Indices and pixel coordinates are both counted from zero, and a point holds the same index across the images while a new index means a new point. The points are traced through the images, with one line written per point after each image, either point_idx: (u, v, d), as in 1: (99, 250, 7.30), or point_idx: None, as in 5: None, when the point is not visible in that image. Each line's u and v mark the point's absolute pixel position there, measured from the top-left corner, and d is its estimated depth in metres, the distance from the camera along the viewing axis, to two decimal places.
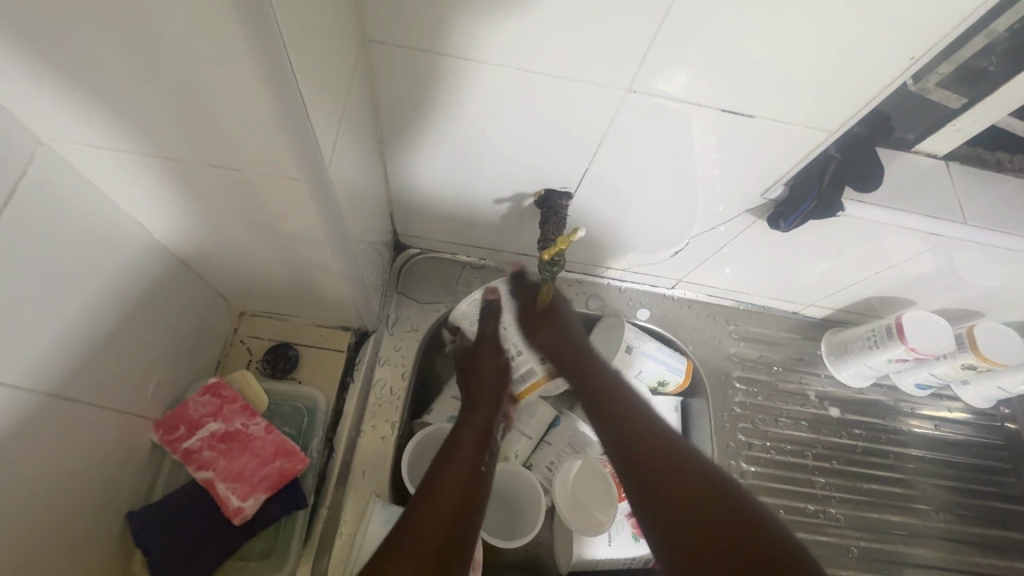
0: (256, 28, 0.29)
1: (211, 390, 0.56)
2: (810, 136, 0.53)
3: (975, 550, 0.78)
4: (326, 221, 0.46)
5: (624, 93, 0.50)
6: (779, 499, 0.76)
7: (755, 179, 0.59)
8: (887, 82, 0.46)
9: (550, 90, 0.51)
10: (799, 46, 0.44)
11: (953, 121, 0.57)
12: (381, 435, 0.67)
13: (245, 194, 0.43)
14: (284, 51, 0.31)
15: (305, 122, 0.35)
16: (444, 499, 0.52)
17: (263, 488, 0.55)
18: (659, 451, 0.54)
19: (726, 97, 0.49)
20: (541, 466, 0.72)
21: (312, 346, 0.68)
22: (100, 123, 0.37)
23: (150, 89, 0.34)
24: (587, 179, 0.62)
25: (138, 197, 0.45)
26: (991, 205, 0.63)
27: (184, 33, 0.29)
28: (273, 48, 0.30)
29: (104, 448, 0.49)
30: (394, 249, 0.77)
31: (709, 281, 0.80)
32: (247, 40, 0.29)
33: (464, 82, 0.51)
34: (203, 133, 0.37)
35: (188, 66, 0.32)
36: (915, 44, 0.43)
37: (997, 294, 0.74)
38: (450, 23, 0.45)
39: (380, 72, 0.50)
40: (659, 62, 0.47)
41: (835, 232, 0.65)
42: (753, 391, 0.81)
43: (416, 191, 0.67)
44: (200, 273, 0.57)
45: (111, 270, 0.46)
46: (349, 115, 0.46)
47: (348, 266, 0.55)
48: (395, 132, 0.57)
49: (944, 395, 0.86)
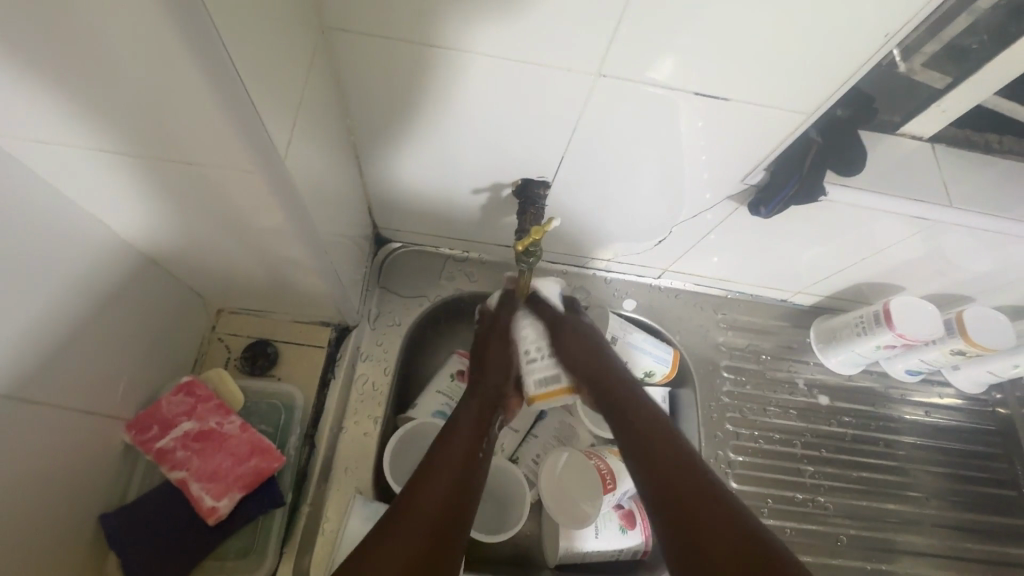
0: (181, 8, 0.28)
1: (184, 389, 0.56)
2: (788, 120, 0.52)
3: (967, 536, 0.78)
4: (291, 215, 0.45)
5: (596, 78, 0.49)
6: (768, 488, 0.75)
7: (736, 164, 0.58)
8: (862, 62, 0.45)
9: (521, 77, 0.49)
10: (774, 25, 0.42)
11: (937, 101, 0.56)
12: (363, 430, 0.66)
13: (205, 190, 0.42)
14: (220, 43, 0.30)
15: (252, 115, 0.34)
16: (435, 492, 0.52)
17: (238, 487, 0.54)
18: (680, 473, 0.54)
19: (701, 81, 0.48)
20: (527, 460, 0.72)
21: (291, 343, 0.67)
22: (45, 121, 0.36)
23: (90, 83, 0.32)
24: (565, 168, 0.60)
25: (96, 197, 0.44)
26: (978, 187, 0.62)
27: (112, 19, 0.28)
28: (207, 38, 0.30)
29: (72, 452, 0.48)
30: (374, 243, 0.76)
31: (696, 270, 0.79)
32: (178, 28, 0.29)
33: (433, 70, 0.49)
34: (152, 126, 0.36)
35: (124, 56, 0.30)
36: (892, 21, 0.42)
37: (986, 277, 0.72)
38: (414, 9, 0.43)
39: (345, 61, 0.49)
40: (631, 46, 0.45)
41: (819, 218, 0.64)
42: (741, 380, 0.80)
43: (392, 184, 0.65)
44: (171, 271, 0.56)
45: (74, 270, 0.45)
46: (310, 105, 0.44)
47: (321, 261, 0.54)
48: (367, 123, 0.56)
49: (936, 381, 0.85)
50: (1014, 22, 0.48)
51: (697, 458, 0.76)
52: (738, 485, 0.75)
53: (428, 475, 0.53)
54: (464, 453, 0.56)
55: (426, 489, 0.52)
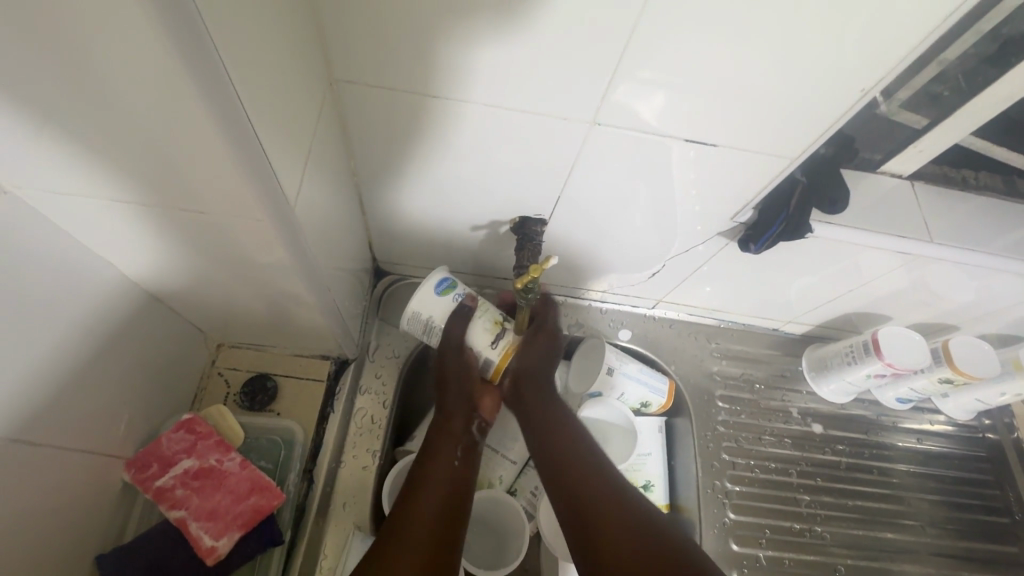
0: (202, 69, 0.29)
1: (185, 426, 0.56)
2: (774, 162, 0.54)
3: (963, 565, 0.78)
4: (293, 252, 0.46)
5: (591, 125, 0.51)
6: (765, 518, 0.76)
7: (725, 203, 0.60)
8: (843, 112, 0.48)
9: (521, 122, 0.51)
10: (758, 75, 0.45)
11: (915, 142, 0.59)
12: (362, 464, 0.66)
13: (213, 232, 0.43)
14: (236, 100, 0.32)
15: (262, 161, 0.36)
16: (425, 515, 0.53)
17: (237, 526, 0.54)
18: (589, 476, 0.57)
19: (690, 126, 0.51)
20: (525, 492, 0.72)
21: (291, 377, 0.68)
22: (59, 170, 0.36)
23: (108, 133, 0.34)
24: (560, 206, 0.63)
25: (106, 238, 0.44)
26: (957, 222, 0.65)
27: (135, 78, 0.30)
28: (223, 94, 0.31)
29: (72, 491, 0.48)
30: (374, 275, 0.77)
31: (689, 301, 0.81)
32: (196, 86, 0.30)
33: (435, 116, 0.51)
34: (169, 173, 0.37)
35: (143, 113, 0.32)
36: (869, 74, 0.44)
37: (970, 307, 0.75)
38: (416, 61, 0.46)
39: (350, 108, 0.51)
40: (625, 93, 0.47)
41: (807, 251, 0.67)
42: (736, 409, 0.81)
43: (394, 221, 0.67)
44: (174, 307, 0.56)
45: (79, 311, 0.45)
46: (317, 152, 0.46)
47: (321, 296, 0.55)
48: (368, 164, 0.58)
49: (926, 408, 0.86)
50: (983, 72, 0.51)
51: (694, 490, 0.76)
52: (735, 515, 0.75)
53: (414, 502, 0.54)
54: (446, 472, 0.58)
55: (416, 511, 0.54)
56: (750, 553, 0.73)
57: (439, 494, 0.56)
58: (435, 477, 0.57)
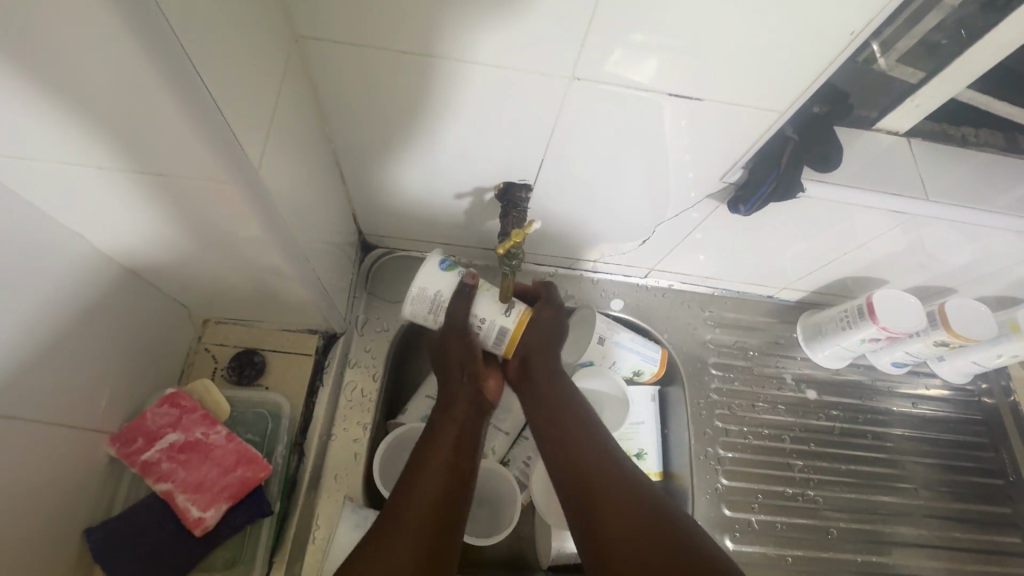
0: (145, 24, 0.28)
1: (169, 401, 0.56)
2: (762, 116, 0.52)
3: (956, 526, 0.78)
4: (266, 224, 0.45)
5: (569, 81, 0.49)
6: (757, 484, 0.76)
7: (714, 162, 0.58)
8: (830, 62, 0.46)
9: (503, 83, 0.50)
10: (748, 22, 0.43)
11: (911, 97, 0.56)
12: (353, 437, 0.66)
13: (178, 201, 0.42)
14: (178, 48, 0.30)
15: (216, 118, 0.34)
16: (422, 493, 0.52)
17: (224, 498, 0.54)
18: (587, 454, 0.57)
19: (677, 82, 0.49)
20: (518, 462, 0.72)
21: (278, 352, 0.67)
22: (7, 141, 0.35)
23: (52, 97, 0.31)
24: (544, 171, 0.61)
25: (72, 211, 0.43)
26: (955, 179, 0.63)
27: (75, 41, 0.28)
28: (164, 44, 0.29)
29: (56, 467, 0.48)
30: (361, 249, 0.76)
31: (682, 269, 0.80)
32: (133, 37, 0.28)
33: (410, 77, 0.49)
34: (122, 139, 0.35)
35: (86, 77, 0.30)
36: (857, 20, 0.42)
37: (968, 268, 0.73)
38: (387, 19, 0.44)
39: (320, 70, 0.49)
40: (605, 46, 0.45)
41: (800, 214, 0.65)
42: (729, 377, 0.81)
43: (377, 192, 0.66)
44: (153, 282, 0.55)
45: (51, 288, 0.44)
46: (283, 116, 0.45)
47: (301, 268, 0.54)
48: (345, 131, 0.56)
49: (922, 372, 0.86)
50: (983, 16, 0.49)
51: (687, 457, 0.76)
52: (727, 481, 0.75)
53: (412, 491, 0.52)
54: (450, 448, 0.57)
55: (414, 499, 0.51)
56: (742, 518, 0.73)
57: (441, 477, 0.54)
58: (437, 464, 0.55)
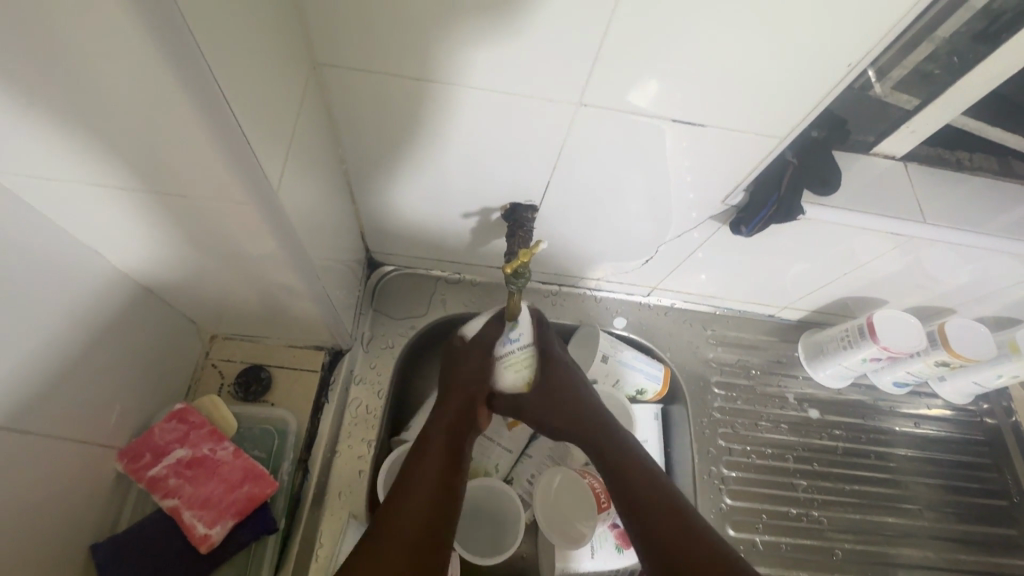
0: (182, 57, 0.29)
1: (177, 416, 0.56)
2: (763, 142, 0.54)
3: (961, 548, 0.78)
4: (282, 242, 0.46)
5: (576, 107, 0.51)
6: (761, 503, 0.76)
7: (716, 186, 0.60)
8: (828, 90, 0.47)
9: (512, 108, 0.51)
10: (746, 51, 0.44)
11: (907, 122, 0.58)
12: (357, 454, 0.66)
13: (195, 220, 0.43)
14: (221, 95, 0.32)
15: (249, 157, 0.36)
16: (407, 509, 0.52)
17: (230, 514, 0.54)
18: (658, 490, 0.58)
19: (682, 108, 0.50)
20: (521, 481, 0.72)
21: (284, 368, 0.68)
22: (36, 158, 0.36)
23: (86, 117, 0.33)
24: (550, 192, 0.62)
25: (93, 228, 0.44)
26: (953, 203, 0.64)
27: (114, 69, 0.30)
28: (206, 90, 0.31)
29: (65, 481, 0.48)
30: (367, 267, 0.77)
31: (684, 288, 0.81)
32: (176, 74, 0.30)
33: (421, 102, 0.51)
34: (147, 158, 0.36)
35: (120, 100, 0.32)
36: (852, 50, 0.44)
37: (965, 289, 0.74)
38: (404, 47, 0.46)
39: (335, 94, 0.51)
40: (611, 72, 0.47)
41: (801, 235, 0.66)
42: (732, 396, 0.81)
43: (386, 211, 0.67)
44: (164, 298, 0.56)
45: (66, 302, 0.45)
46: (300, 138, 0.46)
47: (314, 285, 0.55)
48: (357, 152, 0.58)
49: (924, 392, 0.86)
50: (973, 48, 0.51)
51: (690, 476, 0.76)
52: (731, 501, 0.75)
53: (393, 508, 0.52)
54: (437, 463, 0.57)
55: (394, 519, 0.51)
56: (746, 538, 0.73)
57: (425, 500, 0.53)
58: (421, 489, 0.54)
